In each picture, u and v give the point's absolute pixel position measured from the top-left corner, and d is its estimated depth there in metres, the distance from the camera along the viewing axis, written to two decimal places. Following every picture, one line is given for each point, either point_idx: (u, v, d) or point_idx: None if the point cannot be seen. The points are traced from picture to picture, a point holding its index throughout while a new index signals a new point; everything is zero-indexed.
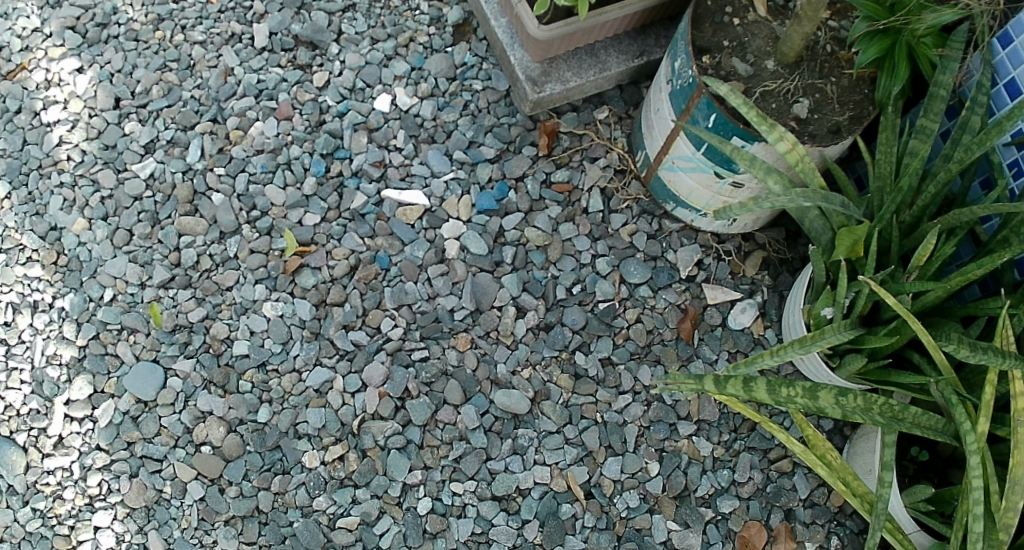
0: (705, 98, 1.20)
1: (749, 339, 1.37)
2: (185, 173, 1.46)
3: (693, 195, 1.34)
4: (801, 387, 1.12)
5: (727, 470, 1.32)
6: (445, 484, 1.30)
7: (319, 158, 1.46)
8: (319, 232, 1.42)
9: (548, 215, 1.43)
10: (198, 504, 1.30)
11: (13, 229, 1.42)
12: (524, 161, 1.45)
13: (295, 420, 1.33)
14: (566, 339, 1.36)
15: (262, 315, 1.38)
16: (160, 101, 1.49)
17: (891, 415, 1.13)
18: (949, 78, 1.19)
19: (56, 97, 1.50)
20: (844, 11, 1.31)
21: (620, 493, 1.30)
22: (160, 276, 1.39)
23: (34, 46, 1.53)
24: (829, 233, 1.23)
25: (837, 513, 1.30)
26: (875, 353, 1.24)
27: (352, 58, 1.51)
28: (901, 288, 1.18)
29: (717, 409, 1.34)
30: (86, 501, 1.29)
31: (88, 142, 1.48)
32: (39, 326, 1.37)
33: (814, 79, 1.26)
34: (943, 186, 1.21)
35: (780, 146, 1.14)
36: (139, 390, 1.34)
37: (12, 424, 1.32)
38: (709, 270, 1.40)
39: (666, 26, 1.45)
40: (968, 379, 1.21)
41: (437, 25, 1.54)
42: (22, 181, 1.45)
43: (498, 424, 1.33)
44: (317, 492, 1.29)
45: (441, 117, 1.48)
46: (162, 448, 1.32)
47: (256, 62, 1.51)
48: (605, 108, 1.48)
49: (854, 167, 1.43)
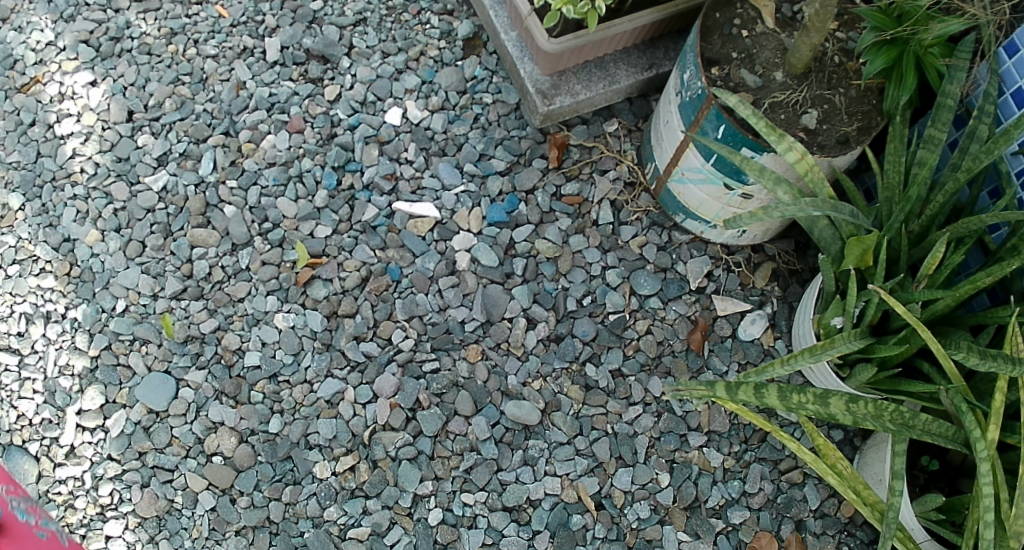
0: (715, 109, 1.20)
1: (759, 351, 1.37)
2: (198, 186, 1.47)
3: (702, 207, 1.34)
4: (812, 394, 1.12)
5: (738, 481, 1.32)
6: (456, 495, 1.31)
7: (331, 171, 1.47)
8: (331, 244, 1.43)
9: (559, 228, 1.44)
10: (209, 514, 1.30)
11: (27, 241, 1.43)
12: (534, 173, 1.46)
13: (306, 430, 1.33)
14: (577, 350, 1.37)
15: (274, 326, 1.39)
16: (173, 115, 1.50)
17: (902, 423, 1.13)
18: (957, 87, 1.19)
19: (69, 110, 1.51)
20: (852, 22, 1.32)
21: (631, 504, 1.31)
22: (172, 287, 1.40)
23: (48, 60, 1.54)
24: (839, 243, 1.23)
25: (847, 524, 1.30)
26: (885, 362, 1.25)
27: (363, 72, 1.53)
28: (910, 297, 1.19)
29: (728, 420, 1.34)
30: (97, 511, 1.30)
31: (101, 155, 1.49)
32: (52, 336, 1.38)
33: (823, 90, 1.27)
34: (952, 196, 1.21)
35: (789, 156, 1.14)
36: (151, 401, 1.35)
37: (24, 434, 1.34)
38: (718, 281, 1.41)
39: (675, 39, 1.46)
40: (978, 388, 1.21)
41: (447, 39, 1.55)
42: (36, 193, 1.46)
43: (509, 435, 1.34)
44: (328, 502, 1.30)
45: (452, 130, 1.49)
46: (173, 458, 1.33)
47: (268, 76, 1.53)
48: (615, 121, 1.49)
49: (863, 179, 1.44)
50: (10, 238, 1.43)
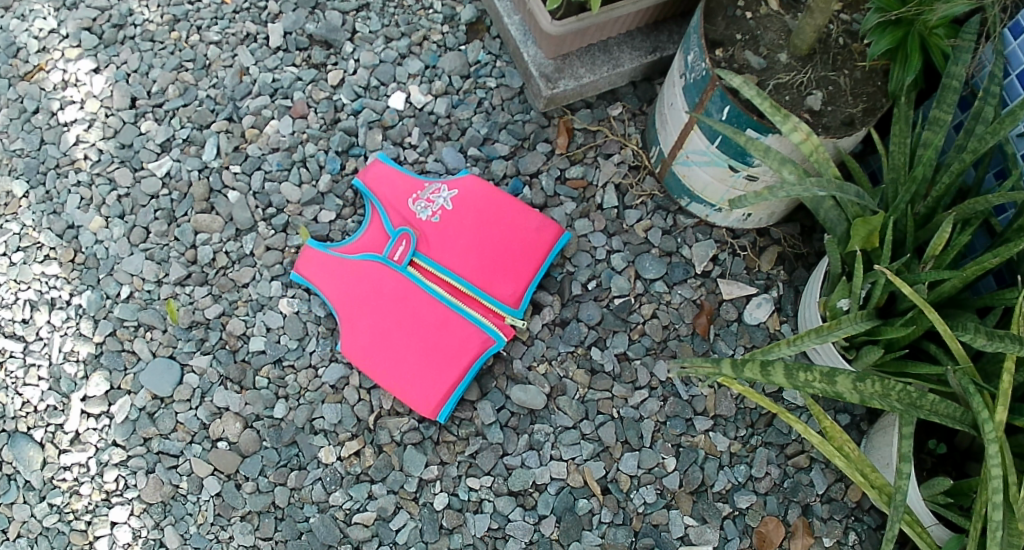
0: (719, 91, 1.20)
1: (765, 334, 1.37)
2: (201, 171, 1.47)
3: (707, 190, 1.34)
4: (819, 372, 1.11)
5: (744, 465, 1.31)
6: (461, 480, 1.31)
7: (334, 156, 1.47)
8: (335, 229, 1.43)
9: (564, 211, 1.43)
10: (214, 499, 1.31)
11: (31, 228, 1.44)
12: (539, 157, 1.46)
13: (311, 416, 1.34)
14: (582, 334, 1.37)
15: (279, 311, 1.39)
16: (176, 101, 1.50)
17: (908, 403, 1.12)
18: (962, 69, 1.18)
19: (72, 97, 1.51)
20: (856, 3, 1.31)
21: (637, 489, 1.31)
22: (176, 273, 1.40)
23: (51, 47, 1.54)
24: (845, 224, 1.23)
25: (855, 509, 1.30)
26: (891, 344, 1.24)
27: (367, 57, 1.52)
28: (917, 278, 1.18)
29: (734, 404, 1.33)
30: (103, 497, 1.31)
31: (104, 141, 1.49)
32: (56, 323, 1.38)
33: (828, 72, 1.26)
34: (957, 177, 1.20)
35: (794, 136, 1.14)
36: (156, 386, 1.35)
37: (30, 420, 1.34)
38: (724, 265, 1.40)
39: (679, 23, 1.45)
40: (986, 370, 1.21)
41: (450, 23, 1.54)
42: (40, 180, 1.46)
43: (514, 420, 1.33)
44: (334, 488, 1.31)
45: (455, 115, 1.49)
46: (178, 444, 1.33)
47: (272, 62, 1.52)
48: (619, 104, 1.48)
49: (869, 161, 1.44)
50: (15, 225, 1.43)
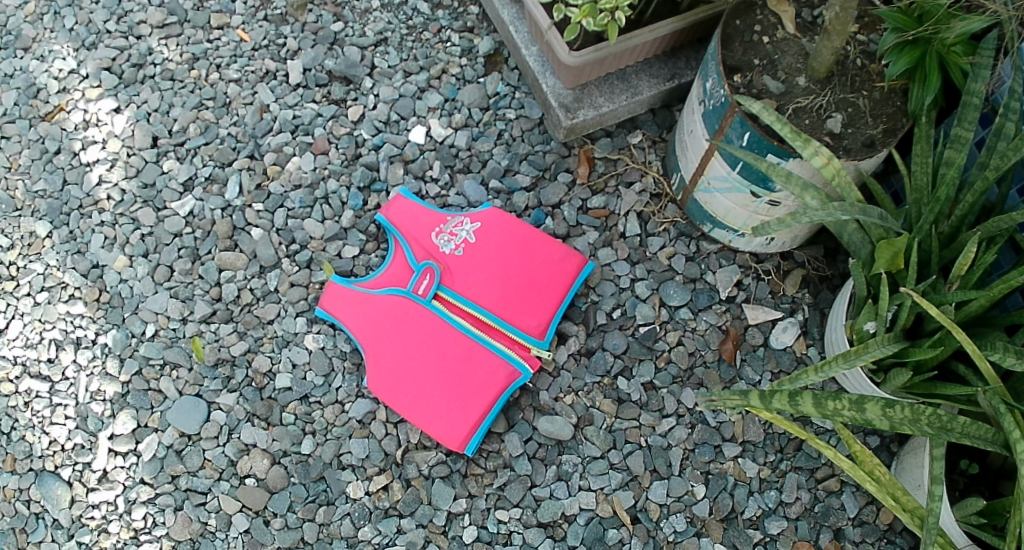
0: (739, 117, 1.20)
1: (791, 358, 1.36)
2: (224, 209, 1.47)
3: (730, 215, 1.33)
4: (847, 399, 1.10)
5: (774, 491, 1.31)
6: (490, 512, 1.31)
7: (356, 192, 1.47)
8: (358, 264, 1.44)
9: (587, 240, 1.43)
10: (243, 536, 1.31)
11: (55, 268, 1.45)
12: (560, 188, 1.46)
13: (338, 451, 1.34)
14: (608, 364, 1.36)
15: (304, 347, 1.39)
16: (197, 140, 1.51)
17: (940, 427, 1.10)
18: (981, 85, 1.17)
19: (94, 137, 1.52)
20: (873, 24, 1.31)
21: (666, 517, 1.30)
22: (202, 311, 1.41)
23: (71, 88, 1.55)
24: (869, 246, 1.21)
25: (886, 531, 1.28)
26: (920, 366, 1.24)
27: (386, 92, 1.53)
28: (943, 299, 1.18)
29: (763, 429, 1.33)
30: (131, 534, 1.31)
31: (127, 181, 1.50)
32: (82, 362, 1.39)
33: (847, 93, 1.26)
34: (981, 195, 1.19)
35: (816, 161, 1.12)
36: (182, 424, 1.35)
37: (57, 459, 1.35)
38: (749, 290, 1.40)
39: (696, 48, 1.45)
40: (1016, 388, 1.20)
41: (468, 56, 1.55)
42: (63, 220, 1.47)
43: (542, 451, 1.33)
44: (362, 522, 1.31)
45: (476, 147, 1.49)
46: (206, 481, 1.33)
47: (292, 99, 1.53)
48: (639, 132, 1.48)
49: (891, 182, 1.44)
50: (39, 265, 1.44)
